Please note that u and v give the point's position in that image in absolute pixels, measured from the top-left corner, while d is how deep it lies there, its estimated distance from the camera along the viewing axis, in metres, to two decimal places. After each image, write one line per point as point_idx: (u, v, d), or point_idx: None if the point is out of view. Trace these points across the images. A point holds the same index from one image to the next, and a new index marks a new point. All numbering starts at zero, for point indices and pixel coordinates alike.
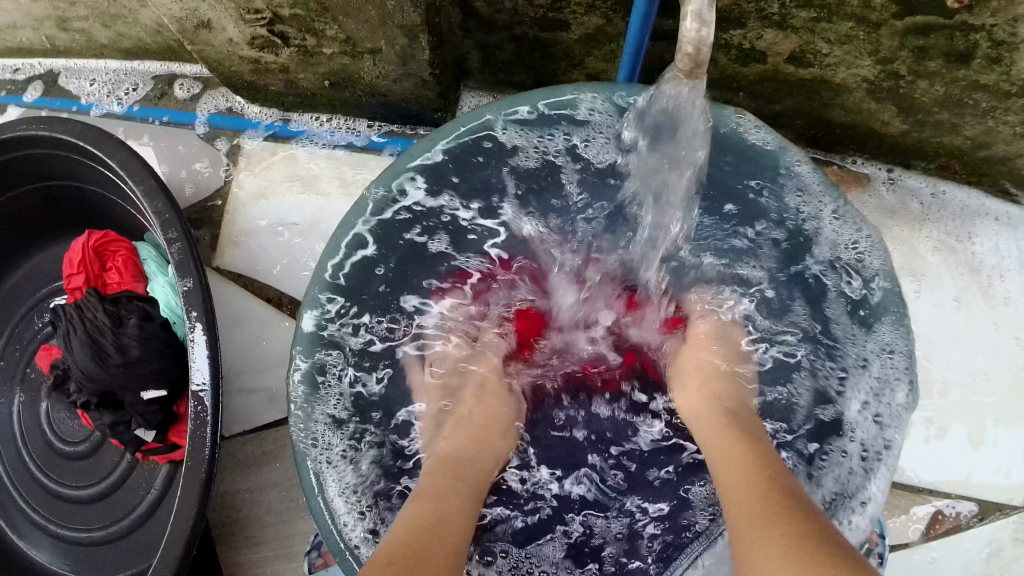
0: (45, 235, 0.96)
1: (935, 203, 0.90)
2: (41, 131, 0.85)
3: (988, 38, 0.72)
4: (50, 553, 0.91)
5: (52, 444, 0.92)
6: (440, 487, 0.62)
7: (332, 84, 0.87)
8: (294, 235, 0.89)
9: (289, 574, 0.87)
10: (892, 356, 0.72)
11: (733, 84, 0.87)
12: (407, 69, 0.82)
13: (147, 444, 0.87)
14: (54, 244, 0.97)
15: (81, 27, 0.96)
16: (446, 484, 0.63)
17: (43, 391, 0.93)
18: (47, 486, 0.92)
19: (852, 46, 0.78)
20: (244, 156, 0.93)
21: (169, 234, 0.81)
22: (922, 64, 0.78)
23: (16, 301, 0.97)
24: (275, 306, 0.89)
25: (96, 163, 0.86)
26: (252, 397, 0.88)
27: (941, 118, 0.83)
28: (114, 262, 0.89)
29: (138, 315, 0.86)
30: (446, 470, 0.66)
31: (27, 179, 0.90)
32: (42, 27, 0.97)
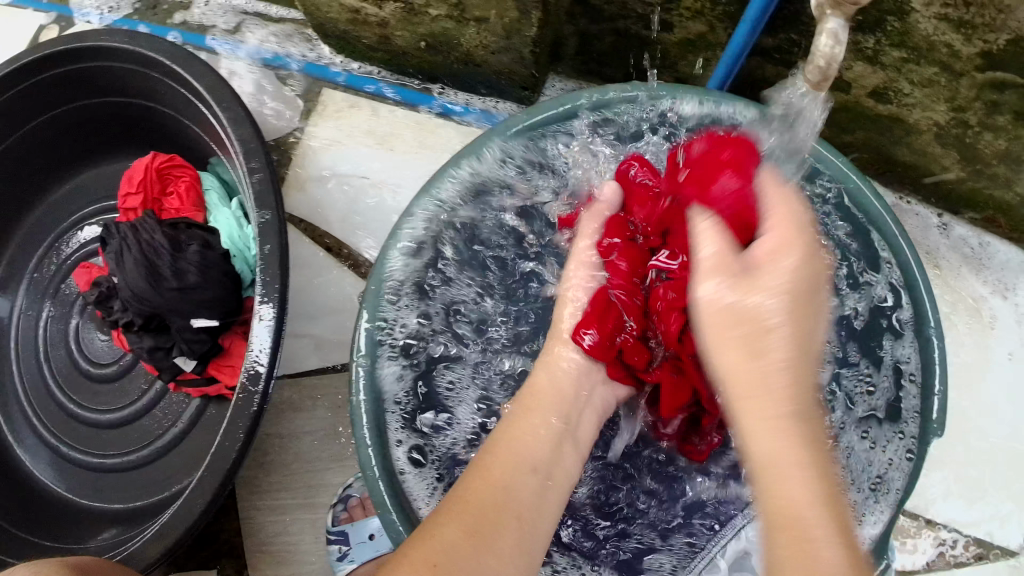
0: (99, 152, 0.95)
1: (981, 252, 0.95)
2: (120, 44, 0.84)
3: None
4: (59, 475, 0.88)
5: (78, 363, 0.90)
6: (522, 442, 0.59)
7: (427, 46, 0.88)
8: (364, 188, 0.90)
9: (310, 525, 0.86)
10: (904, 386, 0.71)
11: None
12: (509, 43, 0.84)
13: (184, 374, 0.85)
14: (108, 163, 0.95)
15: None
16: (527, 437, 0.59)
17: (76, 307, 0.91)
18: (64, 406, 0.90)
19: (933, 90, 0.83)
20: (320, 104, 0.93)
21: (251, 164, 0.80)
22: (993, 118, 0.82)
23: (58, 216, 0.95)
24: (335, 254, 0.89)
25: (179, 85, 0.85)
26: (300, 341, 0.88)
27: (997, 172, 0.87)
28: (177, 187, 0.88)
29: (199, 243, 0.84)
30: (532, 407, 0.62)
31: (97, 91, 0.89)
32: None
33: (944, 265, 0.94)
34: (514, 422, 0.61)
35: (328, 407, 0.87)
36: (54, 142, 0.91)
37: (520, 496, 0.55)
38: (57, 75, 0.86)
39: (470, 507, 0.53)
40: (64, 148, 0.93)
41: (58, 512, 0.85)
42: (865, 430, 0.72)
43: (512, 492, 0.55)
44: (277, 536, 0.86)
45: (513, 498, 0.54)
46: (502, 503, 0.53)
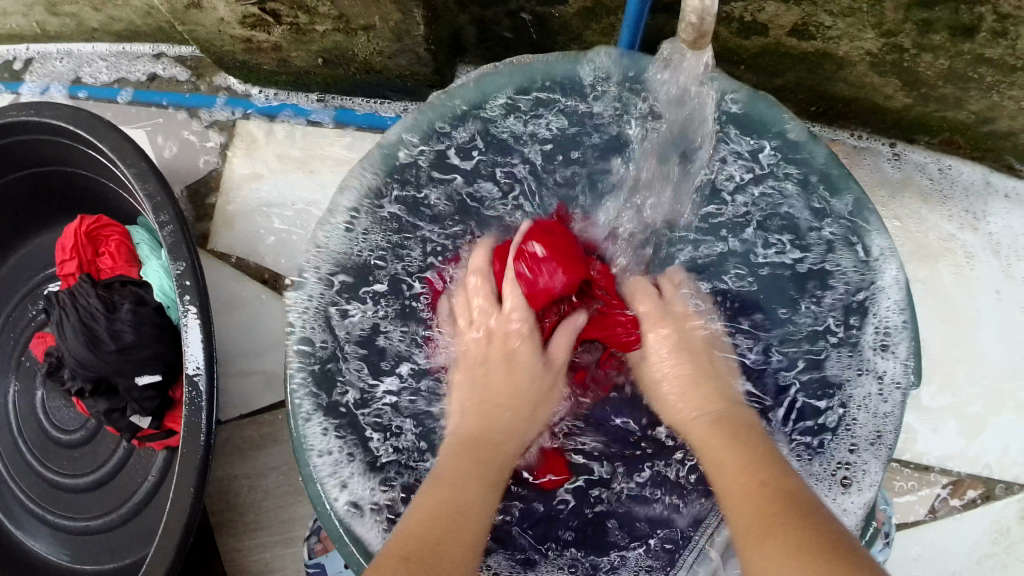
0: (36, 221, 0.95)
1: (944, 178, 0.89)
2: (30, 116, 0.84)
3: (993, 12, 0.71)
4: (51, 543, 0.90)
5: (49, 433, 0.91)
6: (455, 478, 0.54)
7: (325, 62, 0.86)
8: (290, 215, 0.89)
9: (291, 558, 0.87)
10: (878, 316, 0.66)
11: (732, 60, 0.86)
12: (402, 45, 0.81)
13: (143, 431, 0.86)
14: (47, 229, 0.95)
15: (71, 11, 0.94)
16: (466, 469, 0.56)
17: (38, 378, 0.92)
18: (43, 476, 0.91)
19: (855, 19, 0.77)
20: (237, 137, 0.91)
21: (161, 217, 0.79)
22: (927, 38, 0.76)
23: (8, 291, 0.95)
24: (270, 286, 0.88)
25: (88, 147, 0.84)
26: (248, 379, 0.87)
27: (945, 92, 0.81)
28: (108, 246, 0.88)
29: (132, 300, 0.84)
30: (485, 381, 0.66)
31: (17, 165, 0.89)
32: (30, 10, 0.95)
33: (907, 197, 0.88)
34: (461, 416, 0.64)
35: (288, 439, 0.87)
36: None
37: (495, 458, 0.59)
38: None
39: (448, 478, 0.54)
40: (1, 224, 0.93)
41: None
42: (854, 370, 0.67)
43: (482, 458, 0.58)
44: (262, 573, 0.87)
45: (482, 459, 0.58)
46: (466, 466, 0.56)
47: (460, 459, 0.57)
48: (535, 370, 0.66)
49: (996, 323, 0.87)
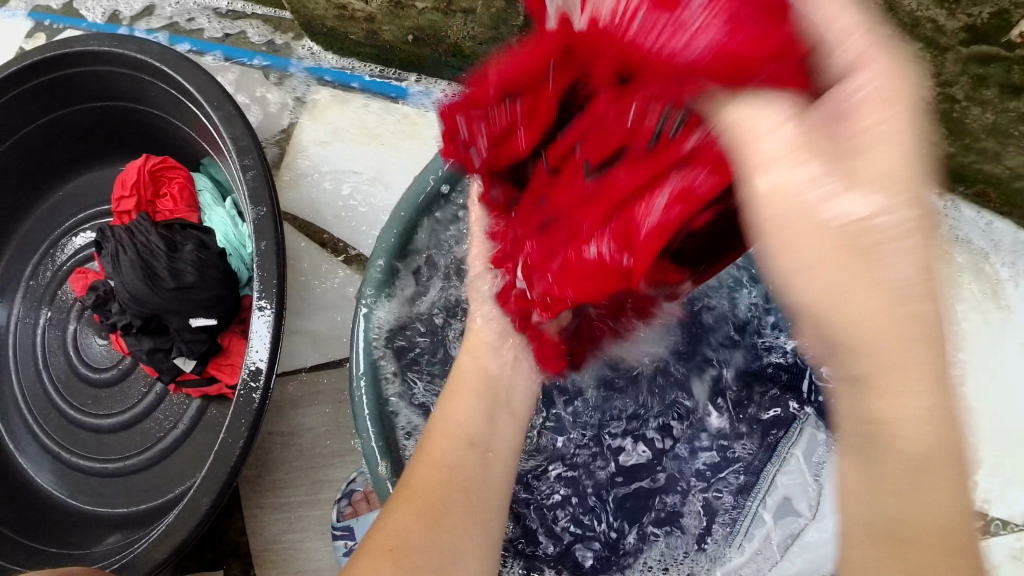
0: (92, 158, 0.95)
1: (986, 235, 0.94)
2: (111, 48, 0.84)
3: None
4: (64, 482, 0.88)
5: (78, 369, 0.91)
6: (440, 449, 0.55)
7: (415, 40, 0.89)
8: (357, 182, 0.92)
9: (315, 521, 0.87)
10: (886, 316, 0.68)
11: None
12: (497, 33, 0.85)
13: (183, 374, 0.85)
14: (102, 168, 0.95)
15: None
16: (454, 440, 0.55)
17: (72, 313, 0.92)
18: (65, 412, 0.90)
19: (917, 66, 0.84)
20: (312, 101, 0.94)
21: (245, 161, 0.80)
22: (979, 91, 0.83)
23: (54, 222, 0.95)
24: (330, 250, 0.90)
25: (170, 87, 0.85)
26: (299, 337, 0.89)
27: (986, 145, 0.88)
28: (170, 189, 0.89)
29: (195, 243, 0.85)
30: (451, 397, 0.58)
31: (91, 97, 0.89)
32: None
33: None
34: (437, 416, 0.58)
35: (327, 401, 0.88)
36: (48, 150, 0.91)
37: (456, 483, 0.53)
38: (50, 81, 0.86)
39: (408, 523, 0.50)
40: (59, 156, 0.93)
41: (64, 519, 0.85)
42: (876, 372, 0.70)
43: (454, 495, 0.52)
44: (282, 533, 0.86)
45: (448, 494, 0.52)
46: (434, 501, 0.51)
47: (419, 501, 0.51)
48: (490, 374, 0.61)
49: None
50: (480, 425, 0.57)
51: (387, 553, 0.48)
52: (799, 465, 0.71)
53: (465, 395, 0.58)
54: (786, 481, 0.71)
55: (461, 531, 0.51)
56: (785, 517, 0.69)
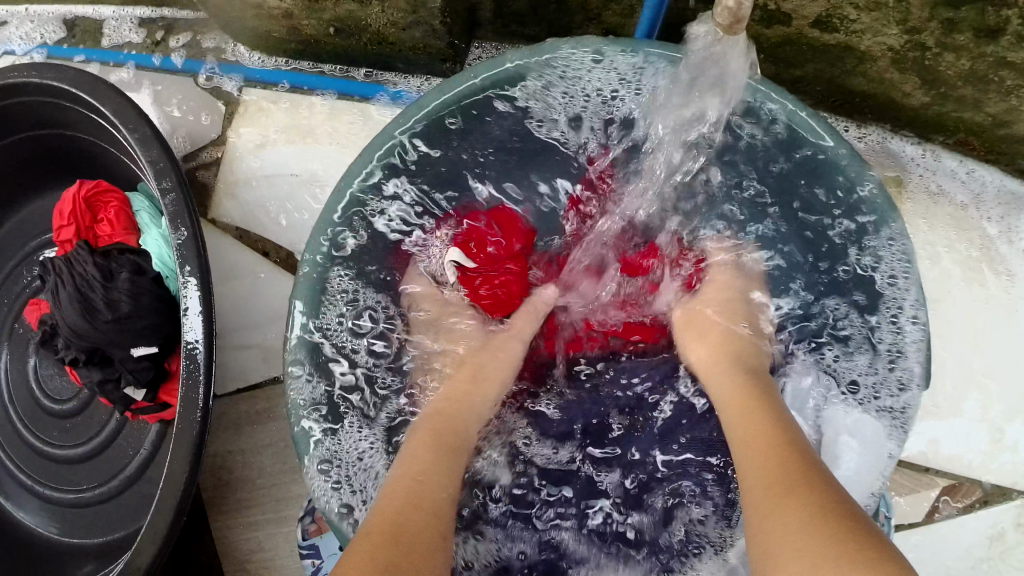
0: (33, 186, 0.92)
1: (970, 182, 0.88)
2: (31, 78, 0.81)
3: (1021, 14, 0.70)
4: (39, 514, 0.88)
5: (39, 401, 0.90)
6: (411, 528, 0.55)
7: (337, 31, 0.84)
8: (294, 186, 0.88)
9: (284, 538, 0.85)
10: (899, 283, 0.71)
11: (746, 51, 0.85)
12: (418, 17, 0.79)
13: (136, 403, 0.84)
14: (46, 192, 0.93)
15: None
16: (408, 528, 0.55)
17: (30, 347, 0.90)
18: (34, 445, 0.90)
19: (880, 14, 0.75)
20: (244, 104, 0.91)
21: (163, 184, 0.77)
22: (949, 37, 0.75)
23: (5, 254, 0.93)
24: (272, 258, 0.87)
25: (89, 110, 0.82)
26: (249, 352, 0.86)
27: (963, 93, 0.81)
28: (106, 213, 0.86)
29: (130, 269, 0.83)
30: (433, 441, 0.65)
31: (19, 127, 0.86)
32: None
33: (919, 195, 0.88)
34: (411, 450, 0.64)
35: (284, 416, 0.86)
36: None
37: (425, 502, 0.58)
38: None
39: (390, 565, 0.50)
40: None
41: (41, 553, 0.86)
42: (896, 317, 0.71)
43: (420, 520, 0.56)
44: (252, 552, 0.86)
45: (421, 520, 0.56)
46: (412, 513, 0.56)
47: (391, 532, 0.54)
48: (471, 433, 0.69)
49: (1004, 327, 0.87)
50: (457, 468, 0.64)
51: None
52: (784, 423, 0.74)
53: (464, 418, 0.69)
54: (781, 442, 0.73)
55: (434, 551, 0.54)
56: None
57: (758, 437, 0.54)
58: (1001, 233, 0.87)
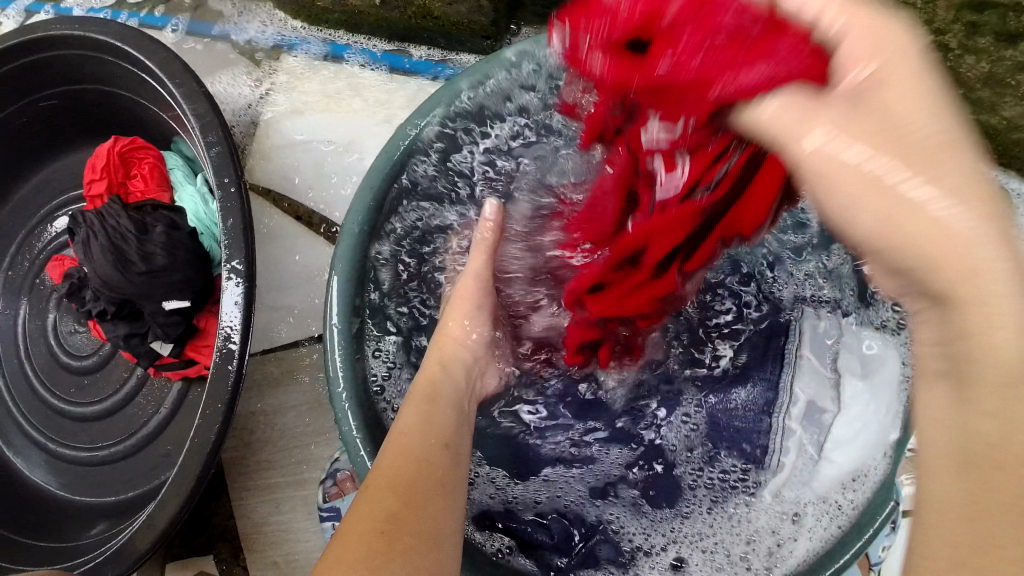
0: (62, 143, 0.92)
1: None
2: (73, 31, 0.81)
3: None
4: (52, 472, 0.87)
5: (59, 357, 0.88)
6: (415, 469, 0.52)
7: (383, 3, 0.86)
8: (329, 152, 0.89)
9: (301, 502, 0.85)
10: None
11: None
12: None
13: (162, 358, 0.84)
14: (76, 152, 0.93)
15: None
16: (411, 490, 0.50)
17: (52, 302, 0.89)
18: (48, 402, 0.88)
19: None
20: (283, 72, 0.92)
21: (208, 137, 0.78)
22: (973, 39, 0.80)
23: (30, 210, 0.92)
24: (305, 222, 0.88)
25: (132, 66, 0.82)
26: (277, 314, 0.87)
27: (981, 95, 0.85)
28: (140, 169, 0.86)
29: (165, 224, 0.82)
30: (435, 398, 0.60)
31: (58, 81, 0.86)
32: None
33: None
34: (404, 412, 0.58)
35: (308, 380, 0.87)
36: (19, 139, 0.89)
37: (437, 464, 0.53)
38: (14, 66, 0.83)
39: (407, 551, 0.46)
40: (28, 144, 0.90)
41: (52, 511, 0.84)
42: None
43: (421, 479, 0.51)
44: (268, 515, 0.85)
45: (428, 487, 0.51)
46: (416, 479, 0.51)
47: (399, 493, 0.50)
48: (459, 383, 0.63)
49: None
50: (449, 430, 0.57)
51: (382, 534, 0.46)
52: (813, 369, 0.74)
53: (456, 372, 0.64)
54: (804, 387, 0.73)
55: (437, 519, 0.49)
56: (812, 421, 0.71)
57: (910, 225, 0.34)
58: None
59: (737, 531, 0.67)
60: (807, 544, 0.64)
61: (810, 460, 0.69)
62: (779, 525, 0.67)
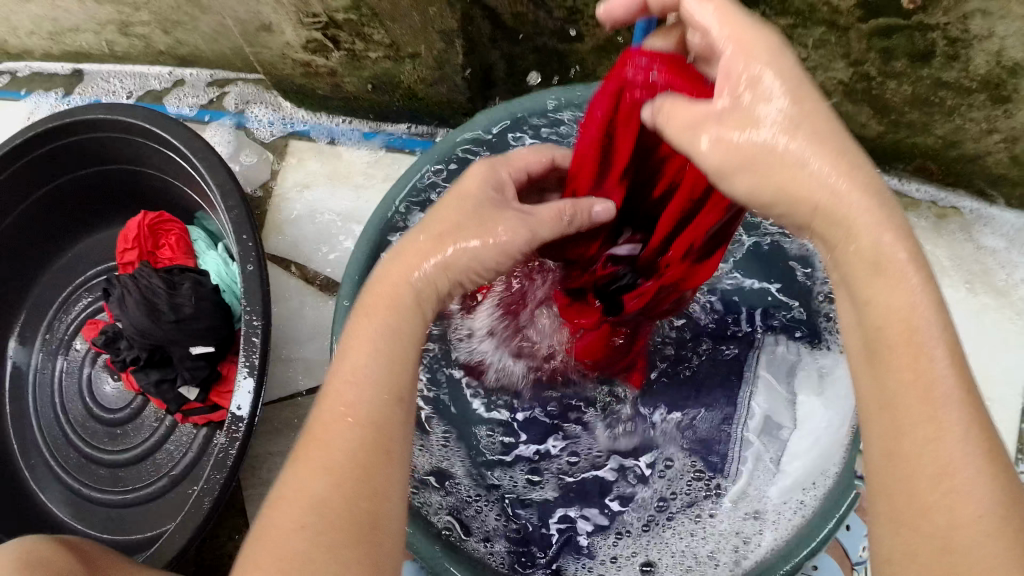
0: (93, 221, 1.02)
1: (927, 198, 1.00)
2: (102, 114, 0.91)
3: (944, 36, 0.82)
4: (82, 516, 0.93)
5: (92, 409, 0.97)
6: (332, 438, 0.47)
7: (374, 88, 0.99)
8: (334, 220, 1.01)
9: None
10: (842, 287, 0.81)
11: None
12: (441, 73, 0.95)
13: (188, 403, 0.93)
14: (108, 229, 1.03)
15: (141, 33, 1.00)
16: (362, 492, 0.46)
17: (87, 360, 0.98)
18: (81, 451, 0.96)
19: (825, 50, 0.89)
20: (293, 156, 1.05)
21: (229, 203, 0.88)
22: (890, 65, 0.88)
23: (62, 280, 1.01)
24: (313, 282, 0.99)
25: (160, 145, 0.92)
26: (289, 365, 0.96)
27: (913, 118, 0.93)
28: (169, 239, 0.96)
29: (191, 281, 0.92)
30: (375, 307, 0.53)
31: (91, 163, 0.96)
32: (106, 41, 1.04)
33: None
34: (346, 361, 0.51)
35: None
36: (57, 214, 0.99)
37: (349, 395, 0.49)
38: (51, 147, 0.93)
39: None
40: (65, 222, 1.00)
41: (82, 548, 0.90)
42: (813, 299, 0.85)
43: (368, 516, 0.45)
44: None
45: (372, 457, 0.47)
46: (356, 453, 0.47)
47: (339, 462, 0.46)
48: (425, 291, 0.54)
49: (979, 339, 0.95)
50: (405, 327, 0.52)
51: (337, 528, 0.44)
52: (770, 387, 0.83)
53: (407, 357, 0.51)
54: (763, 402, 0.82)
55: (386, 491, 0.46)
56: (770, 435, 0.80)
57: (802, 185, 0.43)
58: (974, 242, 0.98)
59: (705, 533, 0.77)
60: (772, 537, 0.74)
61: (767, 470, 0.78)
62: (742, 526, 0.76)
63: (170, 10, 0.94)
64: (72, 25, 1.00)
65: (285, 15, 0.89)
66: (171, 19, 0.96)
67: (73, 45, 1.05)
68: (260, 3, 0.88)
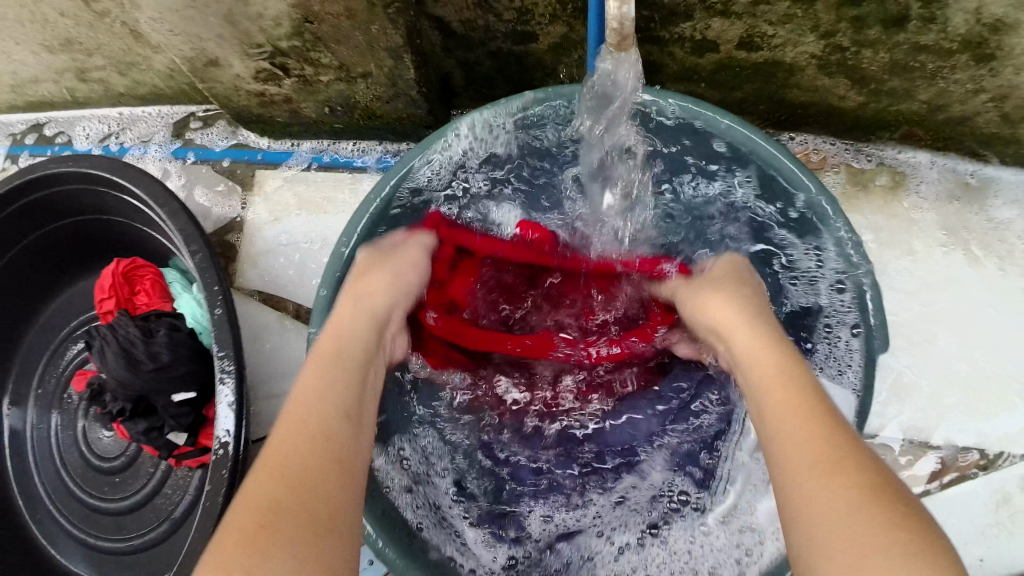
0: (73, 269, 1.04)
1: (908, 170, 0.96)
2: (67, 167, 0.90)
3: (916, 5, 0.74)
4: (89, 565, 0.95)
5: (89, 460, 0.98)
6: None
7: (332, 109, 0.98)
8: (308, 250, 0.99)
9: None
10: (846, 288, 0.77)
11: (669, 75, 0.94)
12: (396, 89, 0.93)
13: (180, 448, 0.92)
14: (90, 274, 1.04)
15: (99, 76, 1.00)
16: None
17: (81, 412, 0.99)
18: (83, 500, 0.97)
19: (794, 26, 0.82)
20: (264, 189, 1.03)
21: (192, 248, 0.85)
22: (863, 32, 0.82)
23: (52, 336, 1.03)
24: (293, 315, 0.97)
25: (119, 192, 0.92)
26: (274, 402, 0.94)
27: (894, 85, 0.88)
28: (143, 285, 0.96)
29: (166, 327, 0.92)
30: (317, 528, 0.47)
31: (61, 214, 0.97)
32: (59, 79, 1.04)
33: (872, 196, 0.95)
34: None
35: None
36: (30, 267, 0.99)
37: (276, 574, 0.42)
38: (17, 205, 0.93)
39: None
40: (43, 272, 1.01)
41: None
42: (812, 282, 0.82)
43: None
44: None
45: None
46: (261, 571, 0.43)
47: None
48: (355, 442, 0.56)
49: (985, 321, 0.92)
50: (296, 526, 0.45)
51: None
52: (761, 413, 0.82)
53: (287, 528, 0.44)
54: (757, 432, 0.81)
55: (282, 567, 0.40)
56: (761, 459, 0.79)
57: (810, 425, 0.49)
58: (985, 215, 0.93)
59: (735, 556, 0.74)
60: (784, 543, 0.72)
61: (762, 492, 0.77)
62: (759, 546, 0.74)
63: (122, 52, 0.93)
64: (31, 77, 1.01)
65: (230, 49, 0.86)
66: (124, 61, 0.95)
67: (31, 94, 1.08)
68: (201, 40, 0.85)
